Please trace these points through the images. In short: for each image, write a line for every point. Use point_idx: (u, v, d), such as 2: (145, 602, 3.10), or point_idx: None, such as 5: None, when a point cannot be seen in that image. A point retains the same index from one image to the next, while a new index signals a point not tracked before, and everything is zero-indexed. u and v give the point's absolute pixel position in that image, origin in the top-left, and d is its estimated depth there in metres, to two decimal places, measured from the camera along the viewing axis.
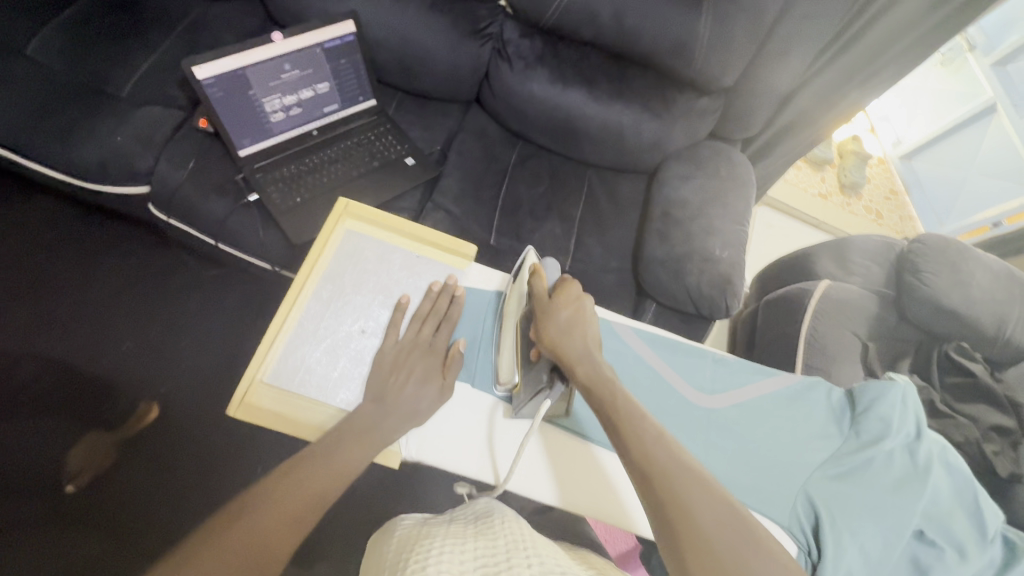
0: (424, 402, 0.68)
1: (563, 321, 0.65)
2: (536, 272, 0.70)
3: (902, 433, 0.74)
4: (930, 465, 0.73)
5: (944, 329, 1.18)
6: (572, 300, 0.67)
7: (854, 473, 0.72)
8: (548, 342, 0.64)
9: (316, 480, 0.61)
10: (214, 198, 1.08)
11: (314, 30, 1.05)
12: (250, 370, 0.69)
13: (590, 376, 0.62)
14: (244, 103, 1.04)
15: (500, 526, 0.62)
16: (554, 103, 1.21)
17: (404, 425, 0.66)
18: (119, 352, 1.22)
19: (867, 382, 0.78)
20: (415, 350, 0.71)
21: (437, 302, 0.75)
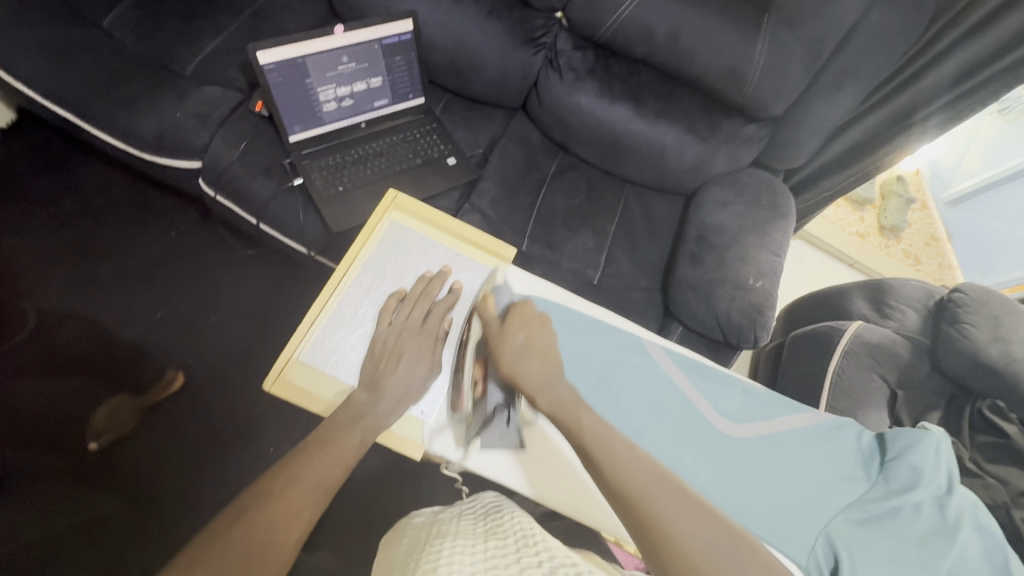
0: (416, 382, 0.69)
1: (517, 345, 0.65)
2: (485, 300, 0.71)
3: (932, 485, 0.72)
4: (957, 522, 0.71)
5: (980, 385, 1.14)
6: (526, 322, 0.67)
7: (878, 520, 0.70)
8: (504, 367, 0.64)
9: (337, 454, 0.62)
10: (261, 179, 1.12)
11: (374, 25, 1.08)
12: (287, 349, 0.71)
13: (552, 403, 0.61)
14: (301, 90, 1.07)
15: (509, 521, 0.63)
16: (600, 117, 1.21)
17: (395, 409, 0.67)
18: (152, 319, 1.26)
19: (899, 429, 0.76)
20: (405, 332, 0.71)
21: (429, 286, 0.74)
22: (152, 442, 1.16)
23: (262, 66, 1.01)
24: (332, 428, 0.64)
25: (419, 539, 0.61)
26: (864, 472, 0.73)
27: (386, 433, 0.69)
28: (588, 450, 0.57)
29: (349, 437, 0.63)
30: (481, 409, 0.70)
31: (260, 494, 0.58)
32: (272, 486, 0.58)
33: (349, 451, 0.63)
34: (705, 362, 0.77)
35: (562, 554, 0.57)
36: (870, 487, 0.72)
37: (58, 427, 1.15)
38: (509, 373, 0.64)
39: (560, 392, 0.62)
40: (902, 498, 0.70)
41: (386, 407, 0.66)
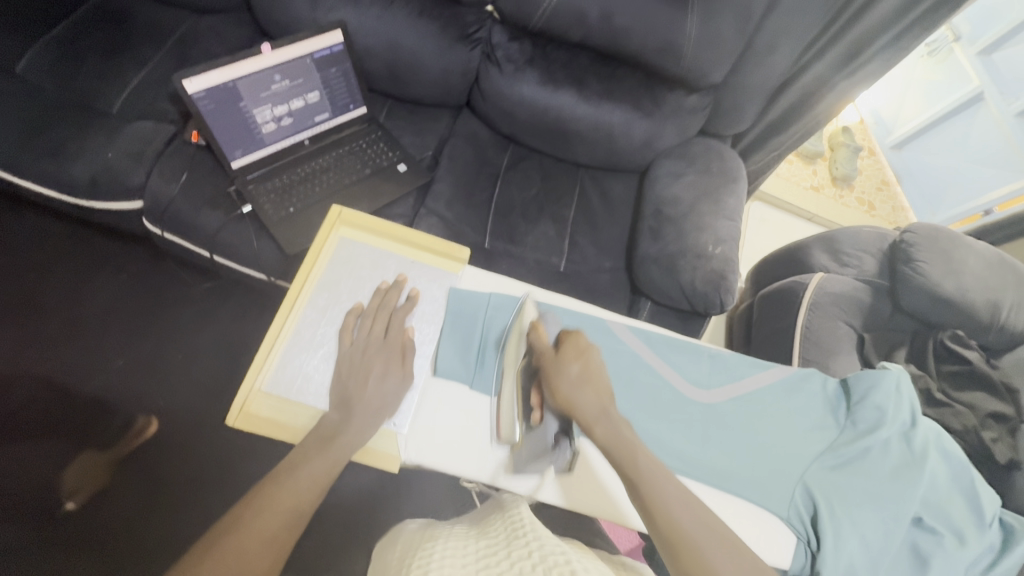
0: (390, 396, 0.68)
1: (574, 376, 0.64)
2: (536, 327, 0.69)
3: (898, 421, 0.75)
4: (925, 452, 0.74)
5: (939, 317, 1.18)
6: (579, 352, 0.66)
7: (849, 461, 0.73)
8: (559, 397, 0.64)
9: (316, 472, 0.62)
10: (207, 211, 1.09)
11: (302, 40, 1.04)
12: (247, 380, 0.69)
13: (608, 437, 0.62)
14: (238, 115, 1.04)
15: (502, 519, 0.63)
16: (545, 105, 1.21)
17: (372, 422, 0.66)
18: (114, 368, 1.22)
19: (861, 371, 0.79)
20: (372, 347, 0.70)
21: (386, 297, 0.74)
22: (131, 494, 1.13)
23: (191, 95, 0.95)
24: (312, 445, 0.64)
25: (412, 544, 0.60)
26: (832, 418, 0.76)
27: (364, 450, 0.68)
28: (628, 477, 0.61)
29: (325, 455, 0.63)
30: (537, 437, 0.67)
31: (241, 515, 0.58)
32: (253, 508, 0.59)
33: (334, 461, 0.64)
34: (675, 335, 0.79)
35: (553, 538, 0.58)
36: (838, 429, 0.75)
37: (31, 493, 1.12)
38: (566, 402, 0.64)
39: (612, 426, 0.63)
40: (870, 438, 0.73)
41: (361, 422, 0.66)
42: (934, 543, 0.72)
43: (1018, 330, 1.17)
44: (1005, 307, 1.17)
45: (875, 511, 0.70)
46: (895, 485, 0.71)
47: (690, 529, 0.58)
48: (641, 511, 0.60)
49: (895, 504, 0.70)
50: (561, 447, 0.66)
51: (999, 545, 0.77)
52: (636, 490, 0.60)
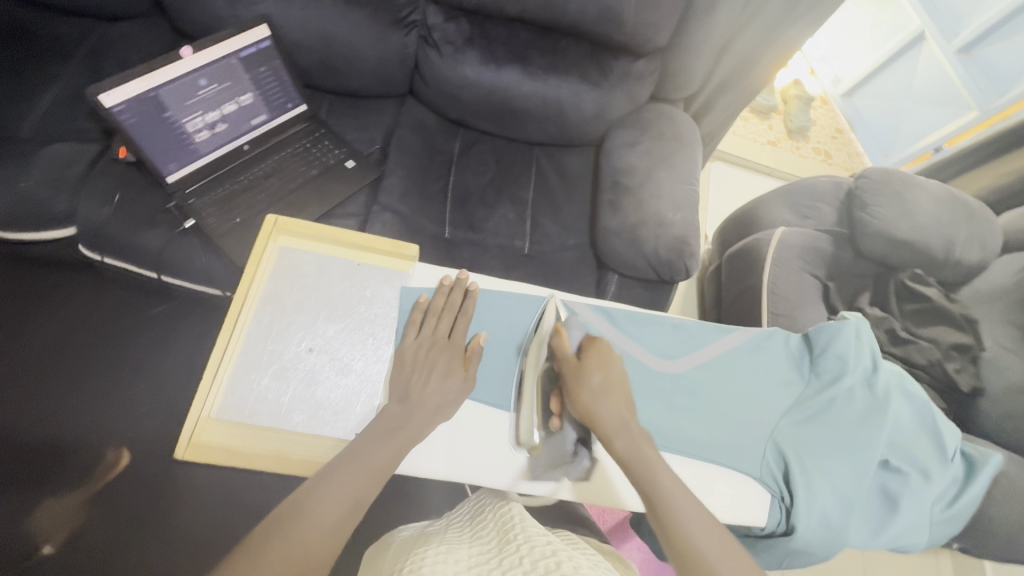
0: (450, 394, 0.66)
1: (596, 385, 0.65)
2: (559, 332, 0.70)
3: (860, 368, 0.78)
4: (886, 394, 0.77)
5: (897, 259, 1.21)
6: (601, 361, 0.67)
7: (817, 413, 0.75)
8: (580, 406, 0.64)
9: (378, 466, 0.59)
10: (146, 231, 1.03)
11: (228, 39, 0.98)
12: (194, 408, 0.66)
13: (628, 449, 0.61)
14: (167, 127, 0.97)
15: (493, 520, 0.64)
16: (490, 86, 1.17)
17: (433, 420, 0.64)
18: (75, 404, 1.17)
19: (821, 323, 0.80)
20: (434, 346, 0.69)
21: (451, 295, 0.73)
22: (109, 530, 1.09)
23: (109, 109, 0.88)
24: (374, 439, 0.61)
25: (404, 547, 0.61)
26: (799, 372, 0.78)
27: None
28: (635, 479, 0.60)
29: (388, 450, 0.60)
30: (555, 443, 0.66)
31: (295, 511, 0.55)
32: (306, 503, 0.55)
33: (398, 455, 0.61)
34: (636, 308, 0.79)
35: (541, 537, 0.57)
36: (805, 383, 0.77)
37: None
38: (585, 410, 0.63)
39: (632, 438, 0.62)
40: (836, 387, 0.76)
41: (424, 419, 0.64)
42: (901, 482, 0.78)
43: (968, 266, 1.23)
44: (958, 245, 1.20)
45: (843, 458, 0.73)
46: (861, 430, 0.75)
47: (699, 537, 0.55)
48: (653, 522, 0.58)
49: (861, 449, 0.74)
50: (580, 456, 0.65)
51: (963, 477, 0.86)
52: (642, 492, 0.59)
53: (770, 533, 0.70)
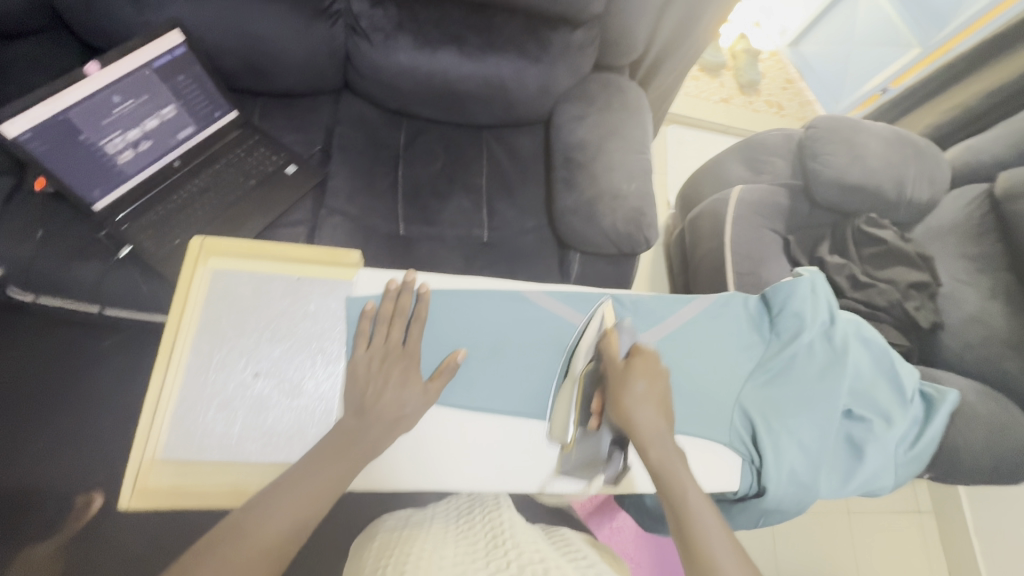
0: (407, 406, 0.65)
1: (639, 393, 0.64)
2: (610, 335, 0.69)
3: (817, 322, 0.79)
4: (843, 341, 0.79)
5: (853, 205, 1.23)
6: (649, 370, 0.66)
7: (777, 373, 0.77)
8: (621, 411, 0.64)
9: (337, 474, 0.61)
10: (79, 264, 0.99)
11: (138, 48, 0.89)
12: (138, 451, 0.64)
13: (661, 459, 0.62)
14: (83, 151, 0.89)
15: (481, 523, 0.62)
16: (426, 71, 1.12)
17: (389, 433, 0.64)
18: (34, 452, 1.12)
19: (776, 283, 0.82)
20: (391, 357, 0.67)
21: (400, 300, 0.70)
22: None
23: (14, 141, 0.79)
24: (319, 458, 0.61)
25: (387, 545, 0.58)
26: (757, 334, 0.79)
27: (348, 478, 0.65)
28: (662, 479, 0.62)
29: (331, 471, 0.60)
30: (590, 443, 0.68)
31: (233, 530, 0.56)
32: (245, 522, 0.56)
33: (347, 472, 0.61)
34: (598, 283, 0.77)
35: (530, 544, 0.56)
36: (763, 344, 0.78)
37: None
38: (626, 419, 0.64)
39: (665, 450, 0.63)
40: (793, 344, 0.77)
41: (378, 433, 0.63)
42: (864, 430, 0.81)
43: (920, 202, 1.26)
44: (909, 182, 1.23)
45: (810, 413, 0.75)
46: (822, 382, 0.76)
47: (718, 549, 0.57)
48: (672, 521, 0.60)
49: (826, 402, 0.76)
50: (614, 458, 0.68)
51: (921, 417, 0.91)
52: (667, 494, 0.61)
53: (744, 496, 0.73)
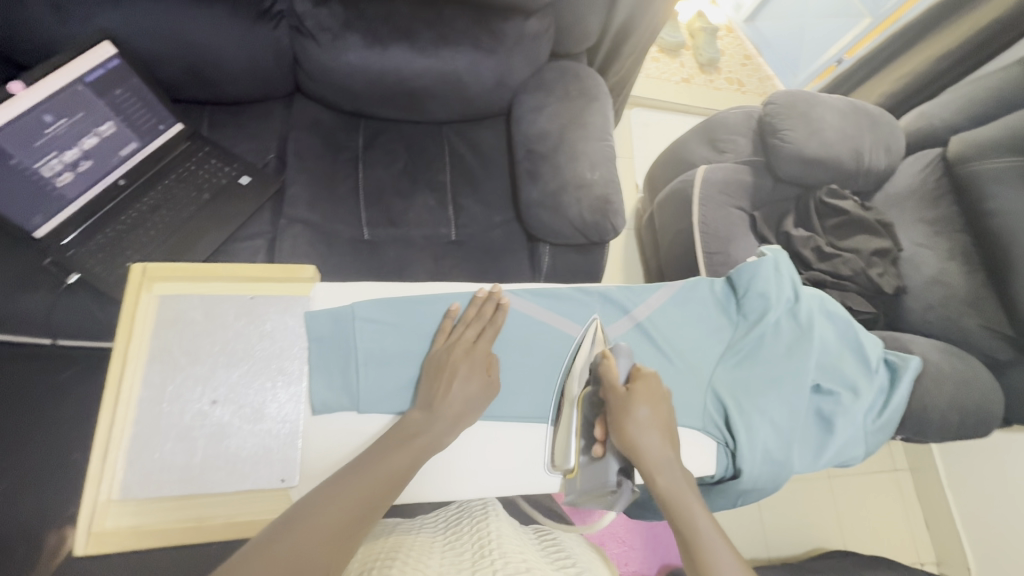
0: (472, 401, 0.58)
1: (643, 421, 0.60)
2: (607, 360, 0.64)
3: (866, 374, 0.76)
4: (887, 422, 0.77)
5: (971, 298, 1.13)
6: (651, 394, 0.62)
7: (826, 409, 0.72)
8: (624, 443, 0.60)
9: (395, 467, 0.53)
10: None
11: (228, 23, 0.90)
12: (94, 488, 0.50)
13: (670, 486, 0.59)
14: (243, 131, 1.05)
15: (468, 534, 0.60)
16: None
17: (453, 430, 0.57)
18: None
19: (829, 324, 0.77)
20: (462, 353, 0.59)
21: (483, 308, 0.62)
22: None
23: (164, 129, 0.94)
24: (380, 448, 0.54)
25: (377, 547, 0.56)
26: (821, 359, 0.75)
27: None
28: (671, 512, 0.58)
29: (415, 448, 0.55)
30: (596, 471, 0.63)
31: (294, 521, 0.48)
32: (303, 513, 0.48)
33: (438, 441, 0.56)
34: (660, 291, 0.73)
35: (518, 553, 0.54)
36: (820, 371, 0.74)
37: None
38: (629, 445, 0.60)
39: (673, 477, 0.59)
40: (852, 393, 0.73)
41: (443, 429, 0.56)
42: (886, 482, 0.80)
43: None
44: None
45: (817, 464, 0.71)
46: (854, 443, 0.73)
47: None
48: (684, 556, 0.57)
49: (836, 459, 0.73)
50: (624, 485, 0.61)
51: None
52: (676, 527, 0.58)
53: (719, 478, 0.68)
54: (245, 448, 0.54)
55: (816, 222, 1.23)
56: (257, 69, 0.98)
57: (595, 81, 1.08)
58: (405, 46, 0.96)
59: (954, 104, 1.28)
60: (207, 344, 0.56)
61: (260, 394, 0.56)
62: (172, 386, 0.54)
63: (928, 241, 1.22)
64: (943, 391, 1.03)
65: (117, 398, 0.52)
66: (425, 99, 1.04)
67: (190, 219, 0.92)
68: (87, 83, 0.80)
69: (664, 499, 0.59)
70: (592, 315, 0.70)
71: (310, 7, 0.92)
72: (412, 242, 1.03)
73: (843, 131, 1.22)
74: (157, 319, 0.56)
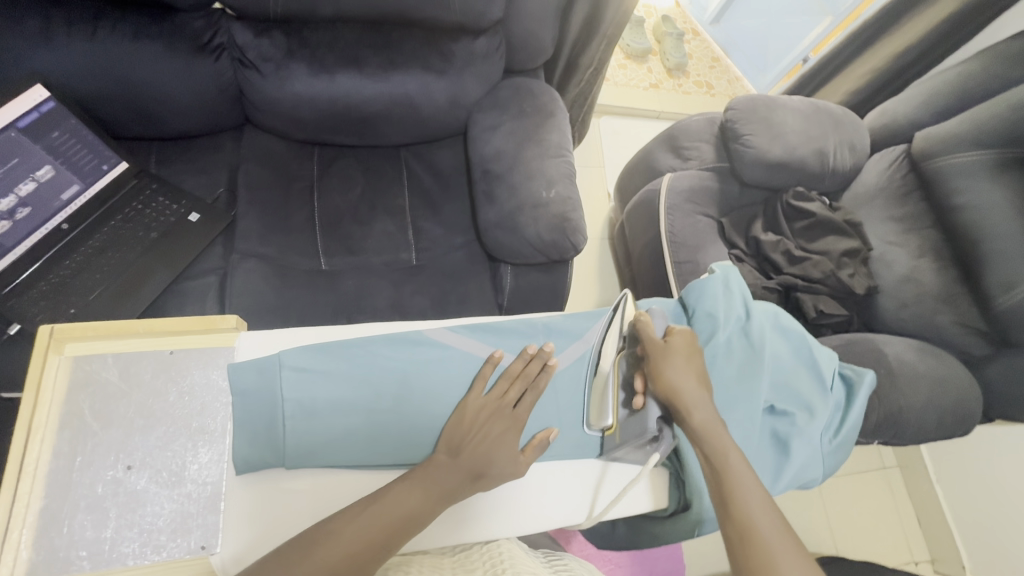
0: (495, 465, 0.58)
1: (678, 364, 0.63)
2: (642, 318, 0.68)
3: (820, 392, 0.75)
4: (845, 441, 0.75)
5: (944, 295, 1.11)
6: (686, 345, 0.65)
7: (782, 430, 0.71)
8: (662, 381, 0.62)
9: (410, 510, 0.54)
10: None
11: (163, 62, 0.89)
12: None
13: (705, 423, 0.60)
14: (192, 166, 1.03)
15: (477, 555, 0.59)
16: None
17: (473, 484, 0.58)
18: None
19: (779, 342, 0.77)
20: (499, 413, 0.61)
21: (529, 364, 0.64)
22: None
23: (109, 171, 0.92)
24: (401, 487, 0.55)
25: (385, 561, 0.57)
26: (774, 378, 0.74)
27: None
28: (705, 450, 0.59)
29: (424, 492, 0.55)
30: (636, 421, 0.63)
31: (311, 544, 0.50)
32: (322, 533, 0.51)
33: (454, 493, 0.57)
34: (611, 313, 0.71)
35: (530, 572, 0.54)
36: (773, 390, 0.73)
37: None
38: (666, 387, 0.62)
39: (709, 415, 0.61)
40: (807, 412, 0.72)
41: (462, 480, 0.57)
42: None
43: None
44: None
45: (776, 488, 0.69)
46: (812, 465, 0.71)
47: (762, 520, 0.53)
48: (715, 498, 0.56)
49: (795, 482, 0.71)
50: (665, 436, 0.62)
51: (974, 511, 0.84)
52: (715, 474, 0.57)
53: (671, 511, 0.68)
54: (161, 515, 0.52)
55: (785, 225, 1.21)
56: (202, 104, 0.97)
57: (550, 96, 1.07)
58: (352, 72, 0.94)
59: (914, 99, 1.27)
60: (120, 407, 0.55)
61: (180, 455, 0.55)
62: (82, 454, 0.52)
63: (898, 239, 1.20)
64: (917, 392, 1.01)
65: (20, 472, 0.50)
66: (378, 125, 1.02)
67: (138, 261, 0.90)
68: (20, 128, 0.79)
69: (704, 438, 0.59)
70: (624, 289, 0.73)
71: (251, 38, 0.91)
72: (371, 269, 1.01)
73: (805, 134, 1.22)
74: (71, 382, 0.54)
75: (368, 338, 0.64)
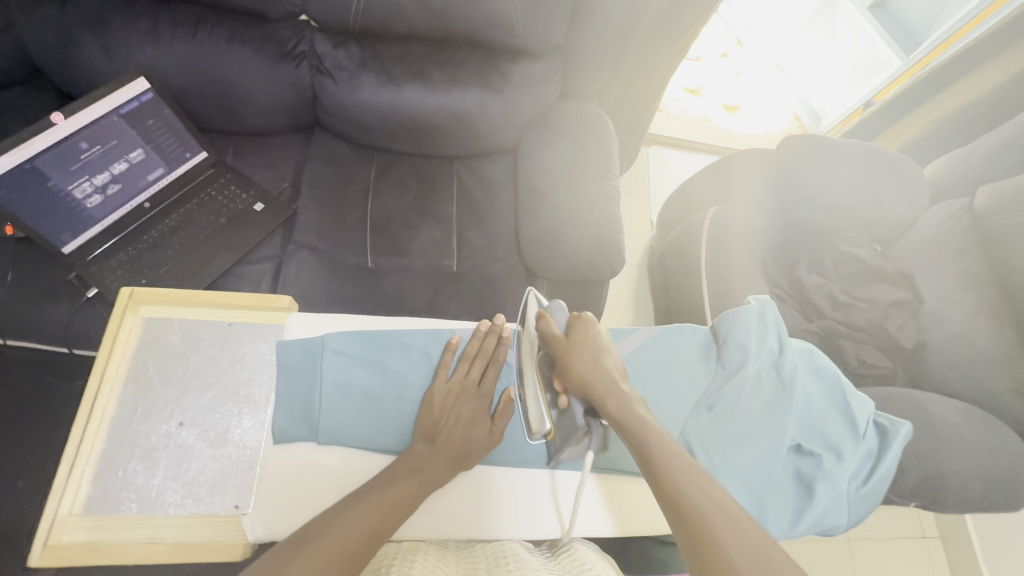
0: (473, 444, 0.62)
1: (587, 356, 0.62)
2: (543, 315, 0.67)
3: (851, 436, 0.73)
4: (874, 491, 0.72)
5: (1001, 359, 1.04)
6: (588, 339, 0.64)
7: (806, 471, 0.69)
8: (575, 376, 0.61)
9: (401, 494, 0.56)
10: None
11: (246, 61, 0.97)
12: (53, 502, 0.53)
13: (621, 409, 0.59)
14: (262, 158, 1.12)
15: (482, 551, 0.60)
16: None
17: (453, 469, 0.60)
18: None
19: (809, 382, 0.76)
20: (465, 395, 0.64)
21: (484, 342, 0.67)
22: None
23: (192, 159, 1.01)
24: (385, 479, 0.57)
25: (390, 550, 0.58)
26: (802, 417, 0.73)
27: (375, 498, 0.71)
28: (617, 411, 0.59)
29: (414, 477, 0.57)
30: (567, 420, 0.64)
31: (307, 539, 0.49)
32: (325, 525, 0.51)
33: (441, 477, 0.59)
34: (636, 333, 0.74)
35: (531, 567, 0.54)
36: (800, 429, 0.72)
37: None
38: (580, 381, 0.61)
39: (625, 399, 0.60)
40: (834, 455, 0.71)
41: (445, 465, 0.60)
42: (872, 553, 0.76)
43: None
44: None
45: (796, 529, 0.67)
46: (836, 511, 0.68)
47: (685, 481, 0.51)
48: (640, 465, 0.55)
49: (817, 526, 0.68)
50: (594, 428, 0.63)
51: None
52: (639, 445, 0.56)
53: None
54: (203, 472, 0.58)
55: (831, 269, 1.18)
56: (280, 101, 1.04)
57: (601, 122, 1.09)
58: (416, 85, 1.00)
59: (981, 152, 1.22)
60: (180, 367, 0.62)
61: (226, 419, 0.60)
62: (143, 405, 0.59)
63: (954, 295, 1.14)
64: (963, 458, 0.95)
65: (90, 415, 0.57)
66: (436, 137, 1.08)
67: (205, 243, 0.98)
68: (122, 114, 0.86)
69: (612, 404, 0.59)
70: (530, 290, 0.73)
71: (330, 48, 0.99)
72: (414, 271, 1.05)
73: (859, 179, 1.16)
74: (141, 340, 0.62)
75: (403, 331, 0.68)
